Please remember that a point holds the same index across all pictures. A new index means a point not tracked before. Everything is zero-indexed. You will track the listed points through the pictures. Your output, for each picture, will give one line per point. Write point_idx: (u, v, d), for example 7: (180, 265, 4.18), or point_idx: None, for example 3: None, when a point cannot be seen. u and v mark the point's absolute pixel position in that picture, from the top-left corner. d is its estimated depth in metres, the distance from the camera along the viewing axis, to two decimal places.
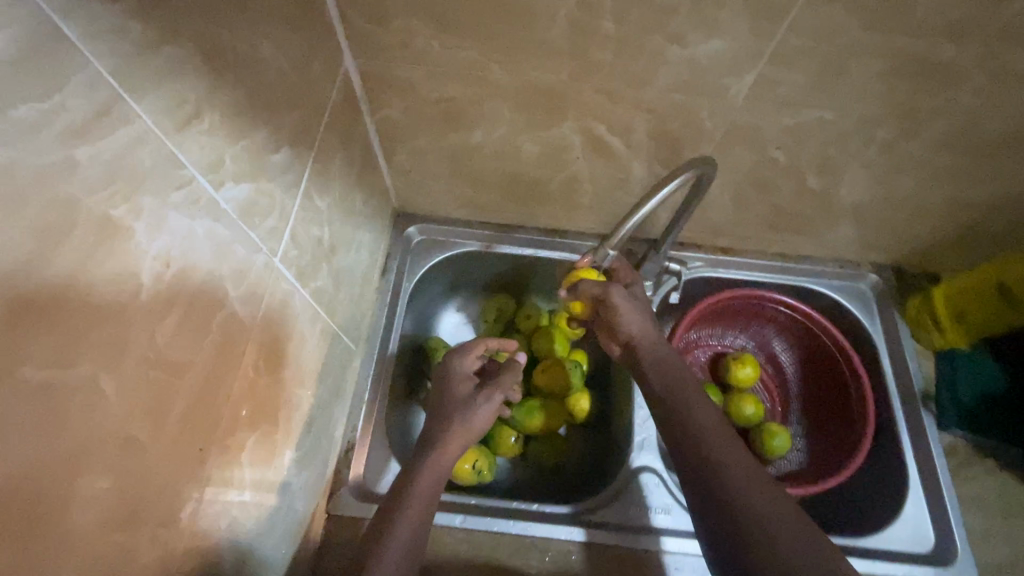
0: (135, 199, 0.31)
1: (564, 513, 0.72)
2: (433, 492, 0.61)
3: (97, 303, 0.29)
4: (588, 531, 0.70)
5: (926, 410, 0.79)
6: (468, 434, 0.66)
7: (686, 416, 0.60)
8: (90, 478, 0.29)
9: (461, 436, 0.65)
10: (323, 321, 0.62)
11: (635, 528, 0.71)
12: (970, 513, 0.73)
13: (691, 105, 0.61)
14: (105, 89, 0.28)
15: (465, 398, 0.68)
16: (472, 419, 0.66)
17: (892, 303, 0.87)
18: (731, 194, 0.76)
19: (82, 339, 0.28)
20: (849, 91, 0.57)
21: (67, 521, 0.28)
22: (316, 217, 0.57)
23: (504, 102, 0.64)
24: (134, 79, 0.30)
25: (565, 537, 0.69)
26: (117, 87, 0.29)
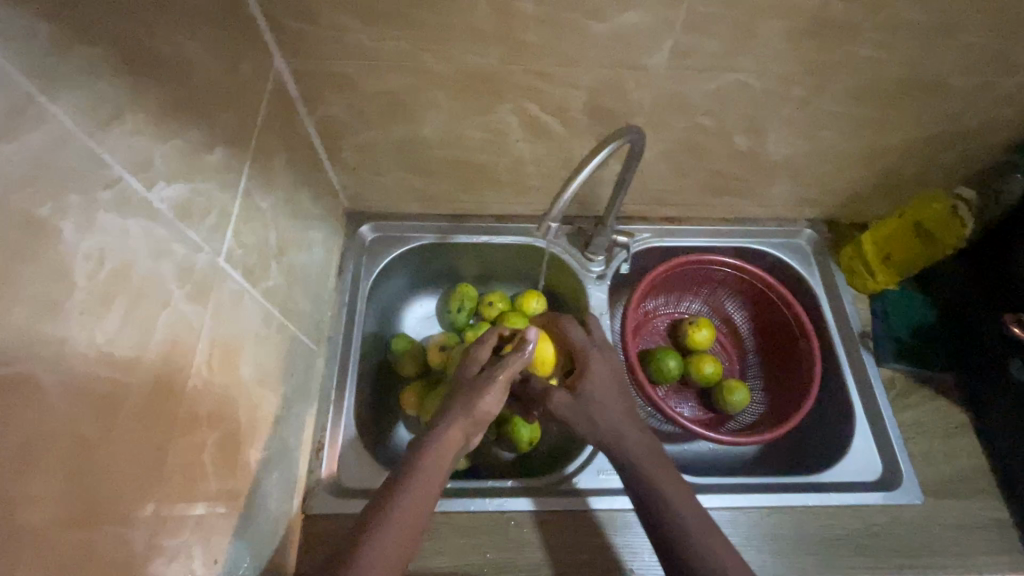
0: (63, 198, 0.31)
1: (509, 487, 0.74)
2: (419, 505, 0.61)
3: (28, 302, 0.29)
4: (533, 500, 0.72)
5: (864, 347, 0.85)
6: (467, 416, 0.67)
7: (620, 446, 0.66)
8: (42, 477, 0.30)
9: (460, 421, 0.67)
10: (278, 322, 0.62)
11: (561, 490, 0.74)
12: (911, 437, 0.78)
13: (618, 78, 0.64)
14: (16, 89, 0.29)
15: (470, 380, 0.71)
16: (472, 405, 0.68)
17: (827, 254, 0.92)
18: (668, 162, 0.79)
19: (16, 336, 0.28)
20: (760, 53, 0.61)
21: (22, 520, 0.28)
22: (260, 217, 0.57)
23: (439, 88, 0.65)
24: (47, 80, 0.31)
25: (511, 508, 0.71)
26: (30, 88, 0.30)
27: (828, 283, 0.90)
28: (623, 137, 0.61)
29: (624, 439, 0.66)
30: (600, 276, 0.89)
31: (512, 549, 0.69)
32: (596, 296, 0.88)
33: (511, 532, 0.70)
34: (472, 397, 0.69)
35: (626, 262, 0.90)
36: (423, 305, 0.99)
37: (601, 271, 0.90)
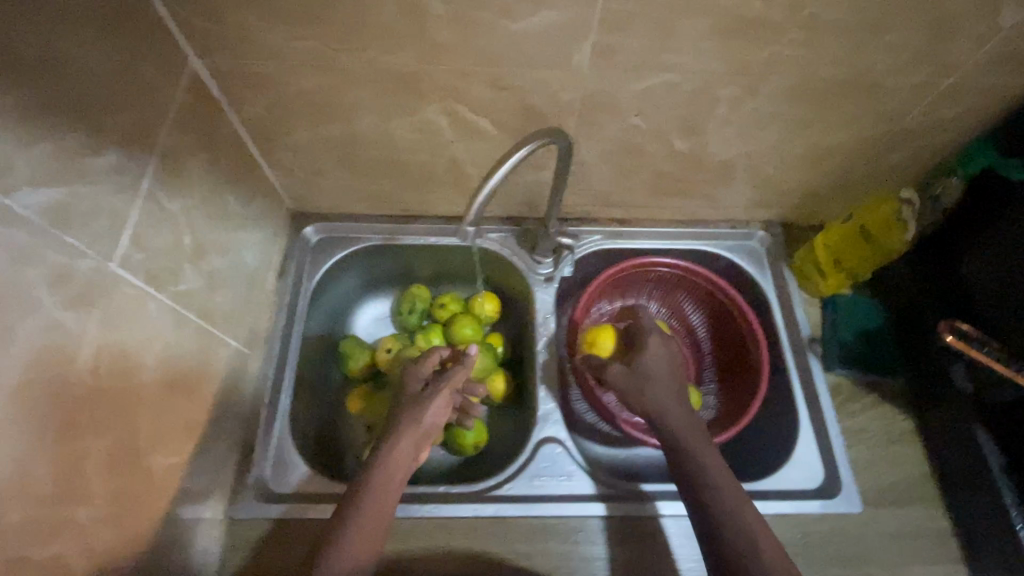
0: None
1: (586, 492, 0.74)
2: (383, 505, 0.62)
3: None
4: (608, 506, 0.73)
5: (812, 352, 0.83)
6: (415, 429, 0.67)
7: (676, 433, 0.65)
8: None
9: (407, 435, 0.66)
10: (194, 325, 0.61)
11: (634, 496, 0.73)
12: (854, 445, 0.77)
13: (542, 78, 0.62)
14: None
15: (414, 395, 0.70)
16: (420, 416, 0.68)
17: (780, 257, 0.91)
18: (608, 163, 0.78)
19: None
20: (683, 52, 0.59)
21: None
22: (171, 219, 0.57)
23: (361, 88, 0.64)
24: None
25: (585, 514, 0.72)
26: None
27: (780, 287, 0.89)
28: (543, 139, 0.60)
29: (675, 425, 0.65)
30: (547, 278, 0.88)
31: (439, 555, 0.69)
32: (542, 298, 0.88)
33: (578, 540, 0.71)
34: (417, 409, 0.68)
35: (570, 264, 0.88)
36: (375, 307, 0.97)
37: (548, 273, 0.89)
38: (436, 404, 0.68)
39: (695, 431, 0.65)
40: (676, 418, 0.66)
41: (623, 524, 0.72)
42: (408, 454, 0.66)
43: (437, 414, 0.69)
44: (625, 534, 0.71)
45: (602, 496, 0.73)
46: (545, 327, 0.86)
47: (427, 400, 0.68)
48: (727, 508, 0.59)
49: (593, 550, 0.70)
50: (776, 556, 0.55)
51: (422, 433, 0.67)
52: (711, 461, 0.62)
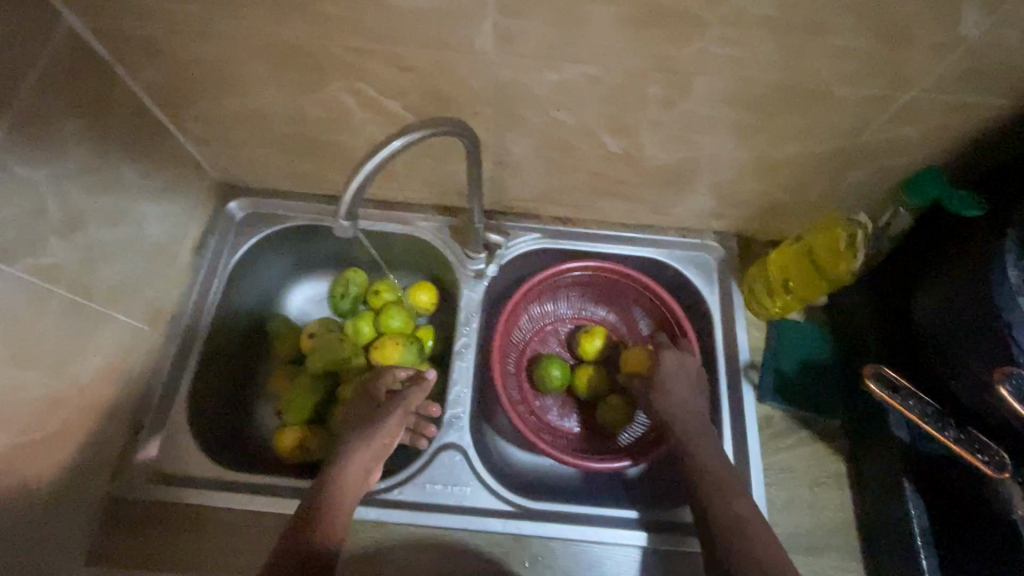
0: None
1: (630, 517, 0.72)
2: (348, 502, 0.64)
3: None
4: (648, 536, 0.70)
5: (747, 379, 0.77)
6: (366, 448, 0.67)
7: (690, 450, 0.68)
8: None
9: (363, 450, 0.67)
10: (61, 299, 0.58)
11: (678, 526, 0.72)
12: (775, 482, 0.72)
13: (445, 61, 0.57)
14: None
15: (371, 412, 0.71)
16: (373, 435, 0.68)
17: (731, 272, 0.84)
18: (539, 159, 0.72)
19: None
20: (594, 43, 0.53)
21: None
22: (30, 188, 0.54)
23: (256, 60, 0.60)
24: None
25: (627, 542, 0.70)
26: None
27: (726, 305, 0.82)
28: (435, 129, 0.55)
29: (685, 438, 0.69)
30: (478, 274, 0.84)
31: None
32: (469, 295, 0.83)
33: (595, 562, 0.69)
34: (370, 426, 0.69)
35: (497, 263, 0.84)
36: (311, 286, 0.93)
37: (478, 270, 0.84)
38: (389, 422, 0.69)
39: (705, 446, 0.68)
40: (688, 432, 0.69)
41: (513, 542, 0.69)
42: (362, 469, 0.66)
43: (388, 433, 0.69)
44: (511, 552, 0.69)
45: (495, 511, 0.71)
46: (467, 326, 0.82)
47: (380, 418, 0.69)
48: (740, 518, 0.61)
49: (474, 567, 0.68)
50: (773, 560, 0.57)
51: (376, 449, 0.68)
52: (722, 475, 0.65)
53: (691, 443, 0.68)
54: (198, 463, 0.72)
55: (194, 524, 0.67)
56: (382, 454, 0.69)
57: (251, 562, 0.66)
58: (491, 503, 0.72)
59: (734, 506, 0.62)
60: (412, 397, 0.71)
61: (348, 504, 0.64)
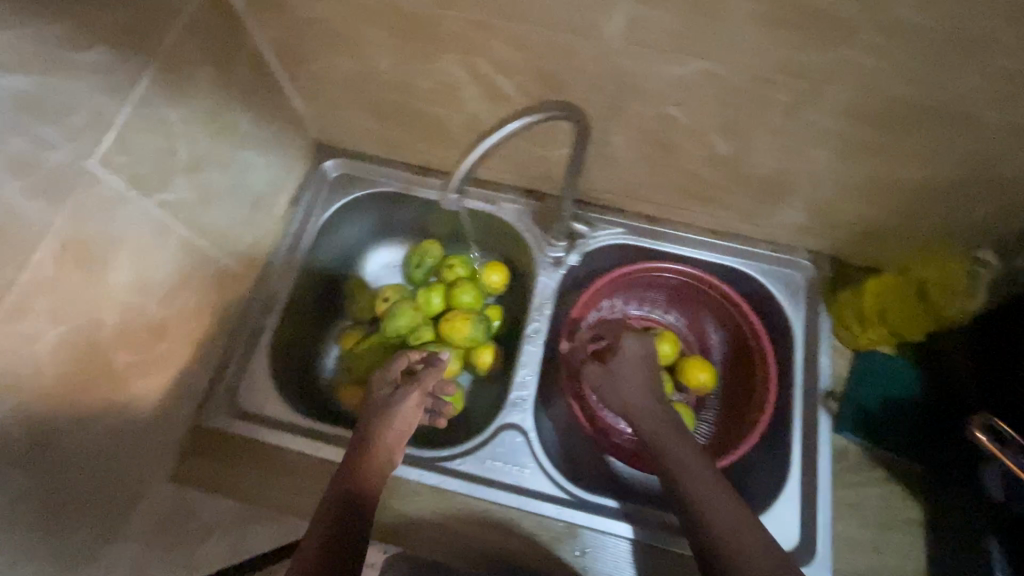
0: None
1: (609, 507, 0.71)
2: (367, 479, 0.64)
3: None
4: (633, 528, 0.69)
5: (825, 408, 0.74)
6: (387, 428, 0.69)
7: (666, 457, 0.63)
8: None
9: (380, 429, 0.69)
10: (179, 236, 0.62)
11: (665, 525, 0.70)
12: (843, 518, 0.69)
13: (566, 44, 0.56)
14: None
15: (386, 398, 0.72)
16: (391, 416, 0.70)
17: (819, 294, 0.80)
18: (636, 153, 0.71)
19: None
20: (732, 39, 0.51)
21: None
22: (165, 128, 0.57)
23: (377, 26, 0.60)
24: None
25: (613, 532, 0.69)
26: None
27: (810, 328, 0.79)
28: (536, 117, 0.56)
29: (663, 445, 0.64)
30: (556, 262, 0.83)
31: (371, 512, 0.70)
32: (545, 283, 0.83)
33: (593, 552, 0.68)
34: (388, 411, 0.70)
35: (581, 253, 0.84)
36: (387, 252, 0.96)
37: (557, 257, 0.83)
38: (408, 404, 0.71)
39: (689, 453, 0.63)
40: (666, 435, 0.65)
41: (567, 531, 0.69)
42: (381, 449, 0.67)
43: (408, 415, 0.71)
44: (560, 540, 0.69)
45: (556, 499, 0.71)
46: (539, 313, 0.82)
47: (399, 401, 0.71)
48: (726, 520, 0.56)
49: (527, 549, 0.69)
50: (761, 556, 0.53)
51: (396, 432, 0.69)
52: (704, 478, 0.60)
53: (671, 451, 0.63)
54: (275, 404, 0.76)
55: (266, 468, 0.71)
56: (404, 435, 0.70)
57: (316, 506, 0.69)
58: (548, 490, 0.72)
59: (716, 508, 0.57)
60: (429, 377, 0.74)
61: (377, 482, 0.65)
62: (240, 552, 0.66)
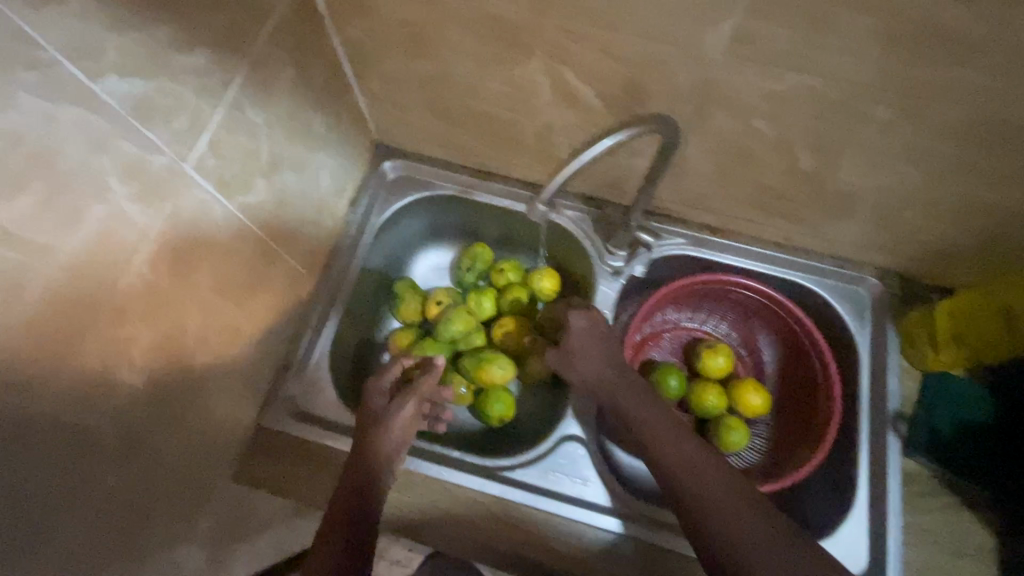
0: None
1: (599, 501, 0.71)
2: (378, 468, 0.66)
3: None
4: (622, 523, 0.70)
5: (893, 431, 0.73)
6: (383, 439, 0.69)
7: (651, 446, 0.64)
8: None
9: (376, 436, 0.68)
10: (256, 237, 0.62)
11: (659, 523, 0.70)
12: (913, 542, 0.68)
13: (662, 55, 0.55)
14: None
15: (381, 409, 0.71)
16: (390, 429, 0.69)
17: (886, 311, 0.79)
18: (712, 165, 0.69)
19: None
20: (845, 53, 0.49)
21: None
22: (250, 129, 0.56)
23: (464, 32, 0.59)
24: None
25: (598, 526, 0.70)
26: None
27: (877, 347, 0.77)
28: (637, 131, 0.54)
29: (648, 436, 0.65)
30: (615, 271, 0.82)
31: (440, 513, 0.72)
32: (604, 292, 0.82)
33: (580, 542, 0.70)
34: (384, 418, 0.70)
35: (644, 264, 0.82)
36: (437, 254, 0.96)
37: (617, 266, 0.82)
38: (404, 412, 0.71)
39: (674, 441, 0.63)
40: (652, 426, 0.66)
41: (631, 545, 0.69)
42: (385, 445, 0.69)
43: (406, 424, 0.71)
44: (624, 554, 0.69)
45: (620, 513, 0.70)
46: None
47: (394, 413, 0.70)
48: (713, 504, 0.57)
49: (588, 560, 0.69)
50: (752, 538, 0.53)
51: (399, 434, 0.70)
52: (689, 464, 0.61)
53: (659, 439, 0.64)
54: (334, 405, 0.75)
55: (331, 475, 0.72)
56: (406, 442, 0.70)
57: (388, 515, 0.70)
58: (611, 503, 0.71)
59: (706, 497, 0.58)
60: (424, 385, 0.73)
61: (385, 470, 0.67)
62: (283, 549, 0.69)
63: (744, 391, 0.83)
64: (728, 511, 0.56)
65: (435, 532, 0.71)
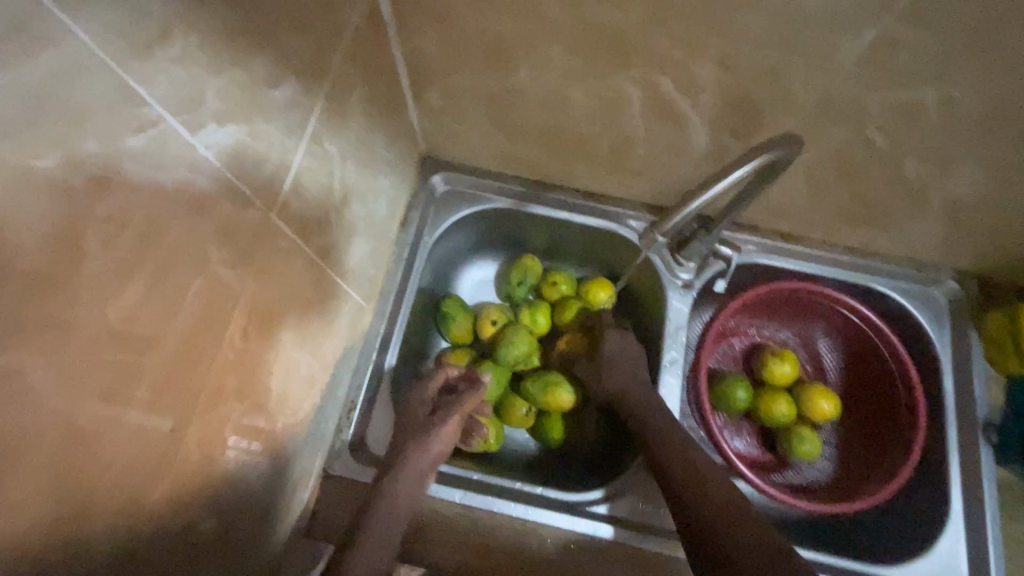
0: (64, 132, 0.24)
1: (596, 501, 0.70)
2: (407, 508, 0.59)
3: (28, 283, 0.24)
4: (615, 530, 0.67)
5: (984, 438, 0.71)
6: (423, 456, 0.61)
7: (661, 450, 0.65)
8: (31, 466, 0.26)
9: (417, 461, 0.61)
10: (328, 278, 0.56)
11: (660, 531, 0.68)
12: (1012, 554, 0.68)
13: (785, 65, 0.50)
14: (46, 14, 0.23)
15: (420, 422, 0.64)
16: (427, 444, 0.62)
17: (966, 316, 0.77)
18: (805, 174, 0.65)
19: (18, 326, 0.24)
20: (997, 62, 0.45)
21: (10, 517, 0.25)
22: (326, 161, 0.49)
23: (556, 42, 0.53)
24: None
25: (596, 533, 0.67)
26: (58, 8, 0.23)
27: (960, 354, 0.75)
28: (757, 162, 0.51)
29: (664, 442, 0.65)
30: (686, 285, 0.77)
31: (505, 553, 0.67)
32: (677, 307, 0.77)
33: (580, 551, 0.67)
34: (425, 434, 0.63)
35: (723, 278, 0.77)
36: (482, 268, 0.89)
37: (688, 279, 0.77)
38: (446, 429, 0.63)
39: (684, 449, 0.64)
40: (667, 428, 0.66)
41: None
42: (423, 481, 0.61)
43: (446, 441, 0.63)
44: None
45: None
46: (674, 340, 0.77)
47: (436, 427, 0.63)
48: (713, 502, 0.58)
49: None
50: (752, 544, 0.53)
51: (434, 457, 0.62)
52: (699, 468, 0.62)
53: (674, 443, 0.65)
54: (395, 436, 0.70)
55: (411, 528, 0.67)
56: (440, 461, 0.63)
57: (479, 559, 0.66)
58: None
59: (710, 500, 0.58)
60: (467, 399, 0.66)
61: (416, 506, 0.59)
62: None
63: (816, 400, 0.79)
64: (727, 510, 0.56)
65: (441, 542, 0.67)
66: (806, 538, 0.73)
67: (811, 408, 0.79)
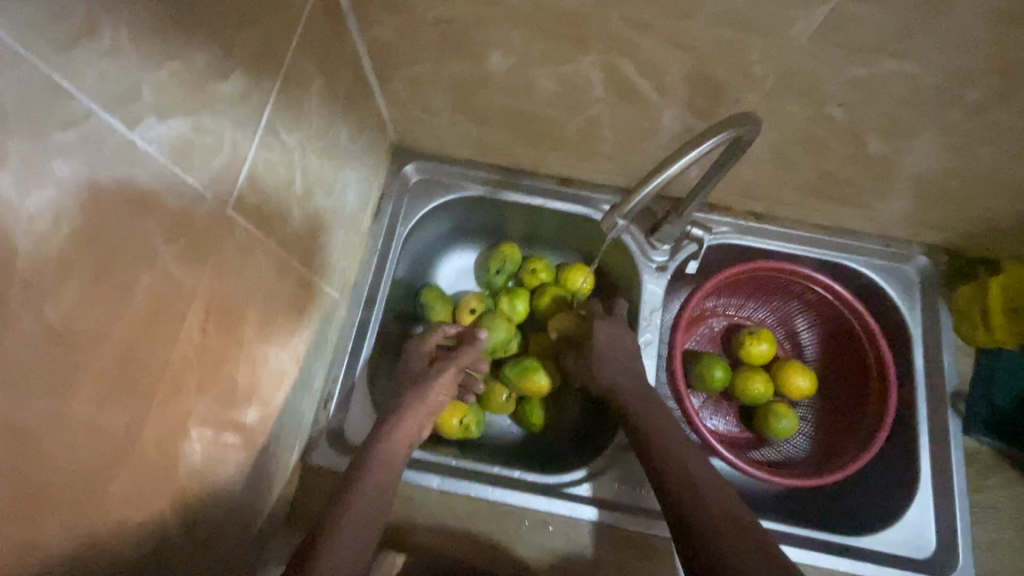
0: None
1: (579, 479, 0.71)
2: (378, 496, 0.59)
3: None
4: (601, 511, 0.68)
5: (954, 411, 0.73)
6: (421, 404, 0.65)
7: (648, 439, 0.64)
8: None
9: (416, 410, 0.65)
10: (295, 271, 0.56)
11: (644, 510, 0.69)
12: (981, 521, 0.69)
13: (742, 44, 0.50)
14: None
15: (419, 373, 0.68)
16: (424, 393, 0.66)
17: (936, 290, 0.78)
18: (773, 153, 0.66)
19: None
20: (948, 34, 0.45)
21: None
22: (285, 154, 0.49)
23: (514, 28, 0.53)
24: None
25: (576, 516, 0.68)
26: None
27: (930, 328, 0.76)
28: (717, 140, 0.51)
29: (652, 430, 0.64)
30: (660, 268, 0.78)
31: (485, 538, 0.68)
32: (652, 290, 0.78)
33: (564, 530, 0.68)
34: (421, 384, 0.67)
35: (695, 258, 0.78)
36: (460, 257, 0.89)
37: (663, 262, 0.78)
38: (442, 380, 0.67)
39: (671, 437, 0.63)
40: (655, 416, 0.65)
41: None
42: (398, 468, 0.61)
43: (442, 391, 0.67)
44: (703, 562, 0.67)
45: None
46: (649, 323, 0.77)
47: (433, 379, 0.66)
48: (699, 493, 0.57)
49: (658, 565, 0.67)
50: (736, 537, 0.53)
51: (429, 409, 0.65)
52: (685, 459, 0.61)
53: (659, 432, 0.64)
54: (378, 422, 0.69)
55: (393, 524, 0.68)
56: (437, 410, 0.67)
57: (456, 544, 0.67)
58: None
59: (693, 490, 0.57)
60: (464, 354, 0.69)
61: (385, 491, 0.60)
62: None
63: (789, 377, 0.80)
64: (710, 502, 0.56)
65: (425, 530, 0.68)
66: (784, 513, 0.74)
67: (785, 386, 0.80)
